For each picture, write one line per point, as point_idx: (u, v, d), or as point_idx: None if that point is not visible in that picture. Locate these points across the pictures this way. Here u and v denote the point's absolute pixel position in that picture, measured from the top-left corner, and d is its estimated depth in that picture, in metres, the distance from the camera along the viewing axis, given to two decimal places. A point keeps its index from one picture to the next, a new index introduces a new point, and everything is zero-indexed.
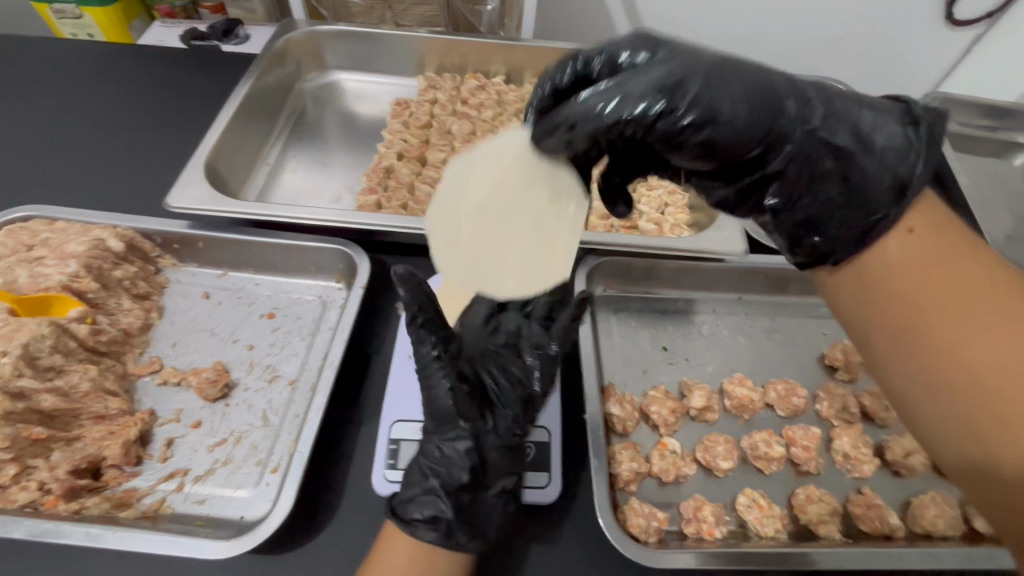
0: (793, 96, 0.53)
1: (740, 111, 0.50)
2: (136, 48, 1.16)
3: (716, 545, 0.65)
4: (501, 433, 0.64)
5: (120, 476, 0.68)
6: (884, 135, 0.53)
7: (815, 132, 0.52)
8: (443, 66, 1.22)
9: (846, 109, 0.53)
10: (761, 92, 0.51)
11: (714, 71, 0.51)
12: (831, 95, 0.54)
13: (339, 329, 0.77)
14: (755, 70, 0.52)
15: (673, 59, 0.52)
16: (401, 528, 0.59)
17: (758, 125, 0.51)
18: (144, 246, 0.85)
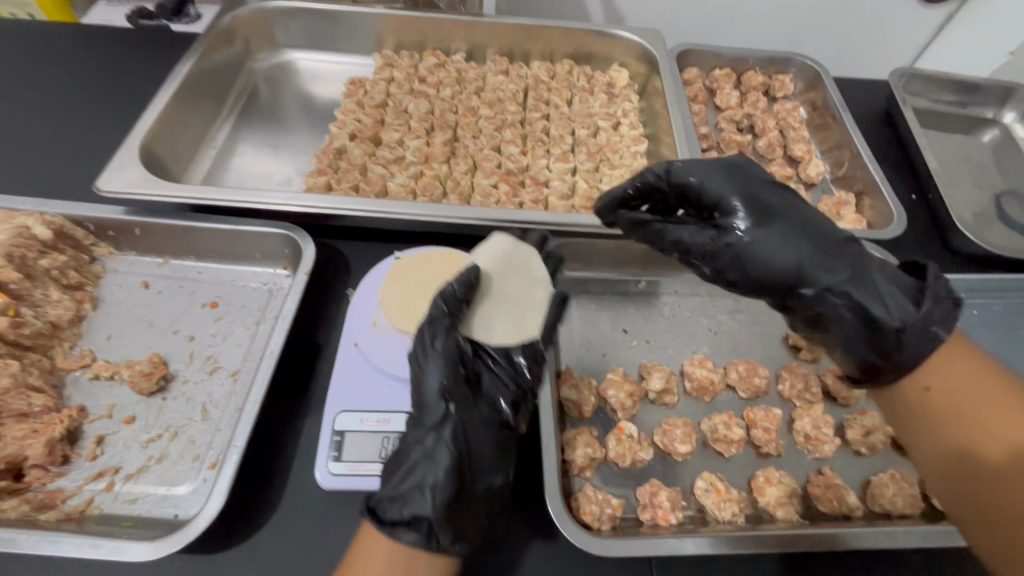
0: (822, 241, 0.63)
1: (768, 250, 0.63)
2: (74, 27, 1.09)
3: (672, 530, 0.63)
4: (488, 423, 0.61)
5: (44, 476, 0.64)
6: (891, 300, 0.60)
7: (825, 276, 0.62)
8: (401, 44, 1.16)
9: (864, 290, 0.61)
10: (804, 237, 0.62)
11: (773, 212, 0.64)
12: (859, 258, 0.62)
13: (281, 316, 0.73)
14: (806, 219, 0.64)
15: (742, 197, 0.65)
16: (379, 529, 0.54)
17: (781, 259, 0.62)
18: (75, 234, 0.80)
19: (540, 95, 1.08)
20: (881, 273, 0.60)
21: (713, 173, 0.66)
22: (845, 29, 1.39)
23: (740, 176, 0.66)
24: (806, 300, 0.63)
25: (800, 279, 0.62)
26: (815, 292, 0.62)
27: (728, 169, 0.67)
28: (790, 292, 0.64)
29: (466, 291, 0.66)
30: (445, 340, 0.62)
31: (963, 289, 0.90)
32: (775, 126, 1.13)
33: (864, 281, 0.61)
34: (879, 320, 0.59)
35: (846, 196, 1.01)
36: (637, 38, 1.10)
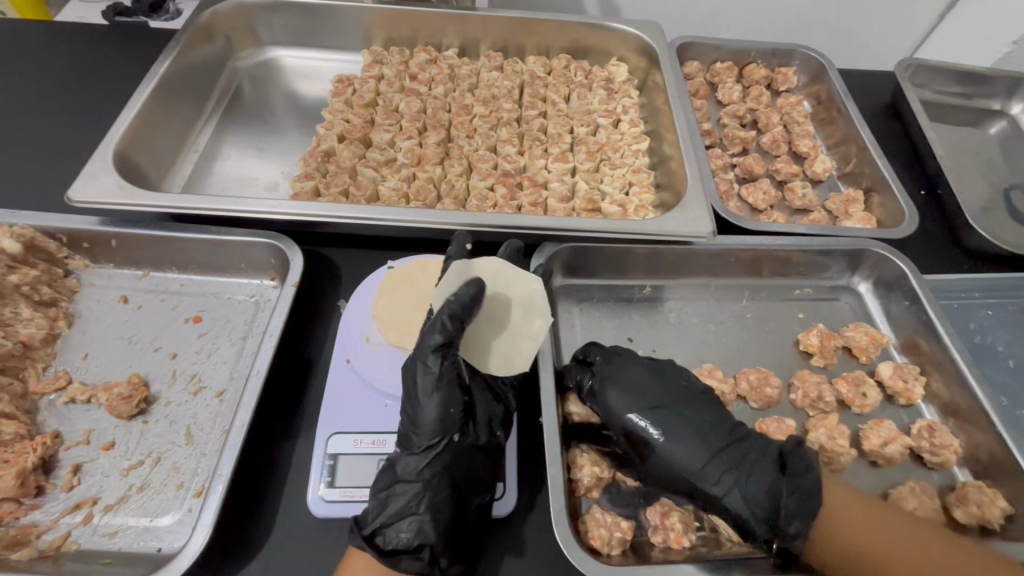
0: (717, 447, 0.62)
1: (672, 460, 0.62)
2: (47, 26, 1.04)
3: (685, 554, 0.60)
4: (484, 447, 0.60)
5: (16, 510, 0.60)
6: (763, 496, 0.58)
7: (722, 482, 0.60)
8: (391, 40, 1.11)
9: (745, 491, 0.59)
10: (695, 439, 0.62)
11: (668, 423, 0.63)
12: (744, 455, 0.61)
13: (268, 332, 0.69)
14: (699, 415, 0.64)
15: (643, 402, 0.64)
16: (380, 561, 0.54)
17: (681, 471, 0.61)
18: (47, 247, 0.76)
19: (536, 92, 1.04)
20: (767, 477, 0.59)
21: (610, 380, 0.66)
22: (848, 19, 1.36)
23: (637, 384, 0.66)
24: (723, 514, 0.60)
25: (701, 487, 0.60)
26: (725, 509, 0.60)
27: (630, 378, 0.66)
28: (701, 502, 0.61)
29: (468, 314, 0.59)
30: (440, 374, 0.58)
31: (976, 289, 0.87)
32: (779, 121, 1.10)
33: (746, 476, 0.60)
34: (762, 529, 0.58)
35: (855, 193, 0.97)
36: (636, 31, 1.06)
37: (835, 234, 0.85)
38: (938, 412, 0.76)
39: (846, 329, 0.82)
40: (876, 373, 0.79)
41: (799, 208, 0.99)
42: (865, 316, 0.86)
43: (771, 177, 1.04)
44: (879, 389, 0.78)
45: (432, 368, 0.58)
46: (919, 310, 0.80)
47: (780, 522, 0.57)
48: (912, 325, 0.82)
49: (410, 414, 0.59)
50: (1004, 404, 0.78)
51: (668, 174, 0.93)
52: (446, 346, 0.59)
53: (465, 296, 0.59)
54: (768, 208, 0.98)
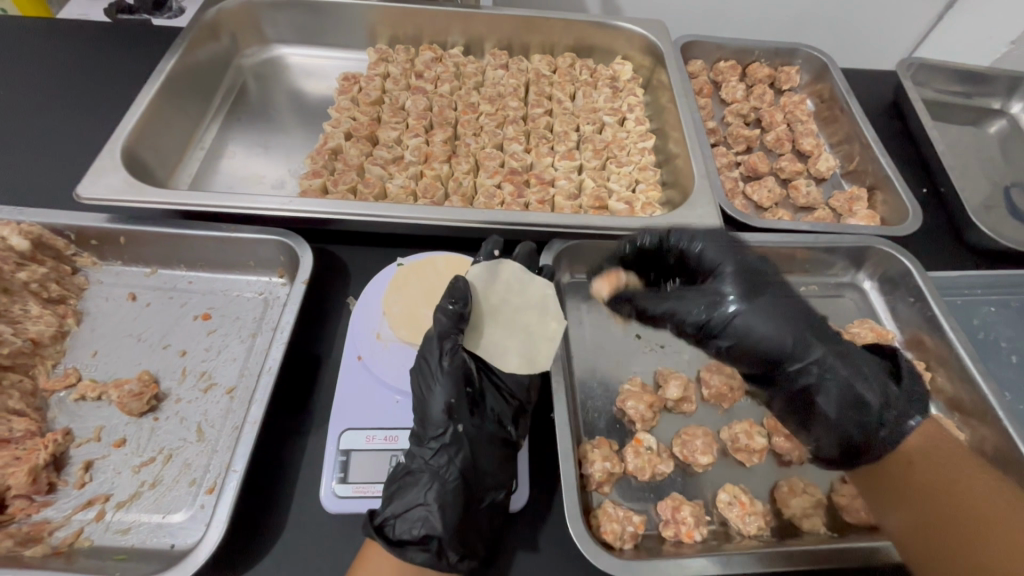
0: (812, 329, 0.67)
1: (765, 336, 0.66)
2: (51, 24, 1.04)
3: (696, 547, 0.61)
4: (493, 439, 0.59)
5: (29, 507, 0.60)
6: (869, 381, 0.66)
7: (819, 355, 0.66)
8: (396, 38, 1.11)
9: (835, 382, 0.66)
10: (792, 318, 0.67)
11: (764, 287, 0.68)
12: (832, 340, 0.68)
13: (279, 329, 0.69)
14: (789, 295, 0.69)
15: (740, 275, 0.68)
16: (387, 550, 0.53)
17: (774, 334, 0.66)
18: (55, 244, 0.76)
19: (542, 90, 1.04)
20: (848, 357, 0.67)
21: (707, 239, 0.70)
22: (850, 19, 1.36)
23: (730, 248, 0.70)
24: (816, 384, 0.66)
25: (792, 348, 0.66)
26: (817, 376, 0.66)
27: (726, 240, 0.71)
28: (785, 369, 0.67)
29: (467, 308, 0.63)
30: (448, 368, 0.60)
31: (979, 285, 0.88)
32: (782, 119, 1.10)
33: (836, 360, 0.66)
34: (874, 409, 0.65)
35: (858, 191, 0.98)
36: (640, 30, 1.06)
37: (840, 231, 0.86)
38: (944, 407, 0.77)
39: (851, 326, 0.83)
40: None
41: (804, 206, 1.00)
42: (870, 313, 0.87)
43: (776, 175, 1.04)
44: None
45: (437, 359, 0.60)
46: (924, 306, 0.81)
47: (885, 404, 0.65)
48: (917, 322, 0.82)
49: (419, 406, 0.60)
50: (1008, 399, 0.79)
51: (674, 172, 0.94)
52: (450, 342, 0.61)
53: (455, 296, 0.63)
54: (773, 206, 0.98)
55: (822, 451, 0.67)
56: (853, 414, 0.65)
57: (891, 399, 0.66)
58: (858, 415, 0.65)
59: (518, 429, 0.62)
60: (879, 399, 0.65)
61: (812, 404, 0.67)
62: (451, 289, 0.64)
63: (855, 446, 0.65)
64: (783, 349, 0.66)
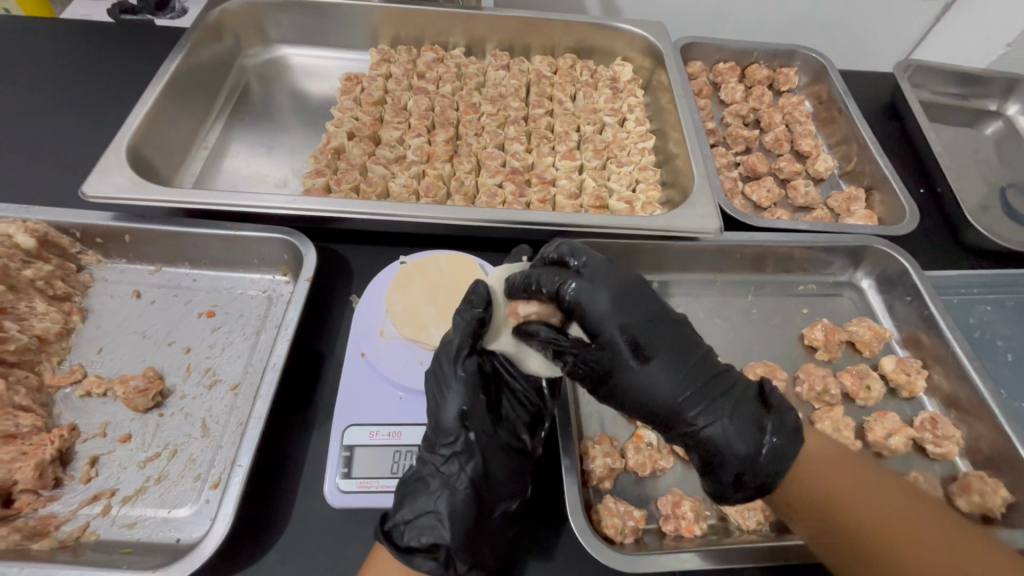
0: (696, 379, 0.57)
1: (650, 388, 0.57)
2: (55, 25, 1.05)
3: (696, 542, 0.62)
4: (506, 448, 0.60)
5: (35, 501, 0.60)
6: (743, 440, 0.55)
7: (705, 413, 0.56)
8: (398, 39, 1.12)
9: (725, 436, 0.56)
10: (680, 367, 0.57)
11: (658, 344, 0.58)
12: (725, 390, 0.57)
13: (283, 326, 0.70)
14: (683, 339, 0.59)
15: (619, 321, 0.58)
16: (394, 557, 0.53)
17: (657, 398, 0.57)
18: (60, 242, 0.76)
19: (543, 91, 1.05)
20: (748, 411, 0.57)
21: (594, 283, 0.59)
22: (848, 21, 1.37)
23: (629, 297, 0.59)
24: (699, 444, 0.58)
25: (672, 412, 0.57)
26: (699, 438, 0.57)
27: (621, 288, 0.59)
28: (667, 425, 0.59)
29: (488, 313, 0.63)
30: (465, 377, 0.60)
31: (975, 285, 0.89)
32: (781, 120, 1.11)
33: (728, 414, 0.56)
34: (734, 471, 0.56)
35: (856, 191, 0.99)
36: (640, 31, 1.07)
37: (838, 230, 0.87)
38: (940, 404, 0.78)
39: (849, 324, 0.84)
40: (880, 367, 0.81)
41: (802, 206, 1.01)
42: (867, 311, 0.88)
43: (774, 176, 1.05)
44: (882, 382, 0.79)
45: (452, 366, 0.61)
46: (921, 305, 0.82)
47: (751, 466, 0.55)
48: (914, 321, 0.83)
49: (433, 412, 0.60)
50: (1004, 397, 0.80)
51: (674, 172, 0.95)
52: (469, 351, 0.61)
53: (481, 299, 0.62)
54: (771, 206, 0.99)
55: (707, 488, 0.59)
56: (722, 471, 0.57)
57: (759, 460, 0.55)
58: (722, 475, 0.56)
59: (531, 438, 0.62)
60: (748, 457, 0.55)
61: (694, 458, 0.59)
62: (475, 292, 0.63)
63: (729, 492, 0.57)
64: (666, 409, 0.57)
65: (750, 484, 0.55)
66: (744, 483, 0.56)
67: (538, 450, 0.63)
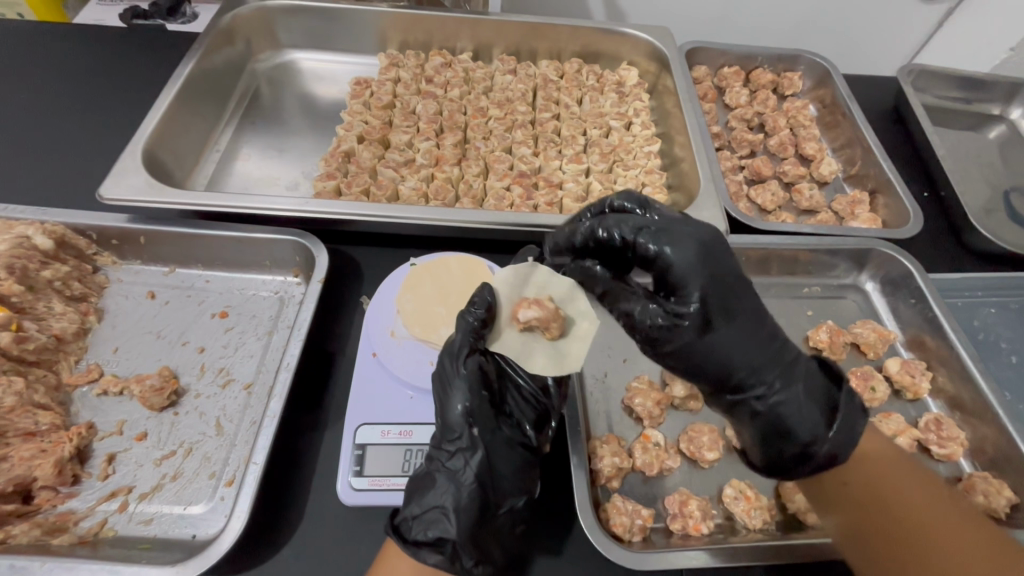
0: (769, 352, 0.57)
1: (722, 354, 0.56)
2: (69, 30, 1.06)
3: (703, 540, 0.62)
4: (512, 444, 0.59)
5: (54, 498, 0.62)
6: (813, 415, 0.56)
7: (771, 383, 0.57)
8: (406, 43, 1.13)
9: (789, 406, 0.56)
10: (756, 341, 0.56)
11: (737, 311, 0.56)
12: (791, 364, 0.58)
13: (296, 327, 0.71)
14: (756, 316, 0.57)
15: (707, 289, 0.54)
16: (402, 549, 0.54)
17: (725, 363, 0.56)
18: (77, 243, 0.78)
19: (550, 95, 1.07)
20: (810, 389, 0.57)
21: (681, 245, 0.55)
22: (852, 26, 1.38)
23: (716, 258, 0.55)
24: (761, 413, 0.57)
25: (740, 376, 0.57)
26: (767, 405, 0.57)
27: (702, 245, 0.55)
28: (728, 388, 0.58)
29: (489, 314, 0.63)
30: (468, 373, 0.60)
31: (979, 288, 0.89)
32: (785, 124, 1.12)
33: (792, 387, 0.57)
34: (801, 441, 0.56)
35: (860, 195, 1.00)
36: (646, 36, 1.09)
37: (842, 233, 0.88)
38: (945, 406, 0.79)
39: (854, 326, 0.85)
40: (884, 368, 0.82)
41: (807, 209, 1.01)
42: (872, 314, 0.89)
43: (779, 179, 1.06)
44: (886, 384, 0.80)
45: (454, 362, 0.60)
46: (925, 307, 0.82)
47: (818, 438, 0.55)
48: (918, 323, 0.84)
49: (438, 409, 0.60)
50: (1008, 399, 0.81)
51: (679, 175, 0.96)
52: (471, 348, 0.61)
53: (483, 300, 0.64)
54: (776, 209, 1.00)
55: (751, 456, 0.62)
56: (780, 439, 0.57)
57: (824, 436, 0.55)
58: (784, 442, 0.57)
59: (537, 434, 0.62)
60: (812, 433, 0.56)
61: (753, 427, 0.59)
62: (477, 293, 0.65)
63: (783, 461, 0.58)
64: (732, 373, 0.56)
65: (819, 455, 0.55)
66: (812, 457, 0.56)
67: (545, 446, 0.62)
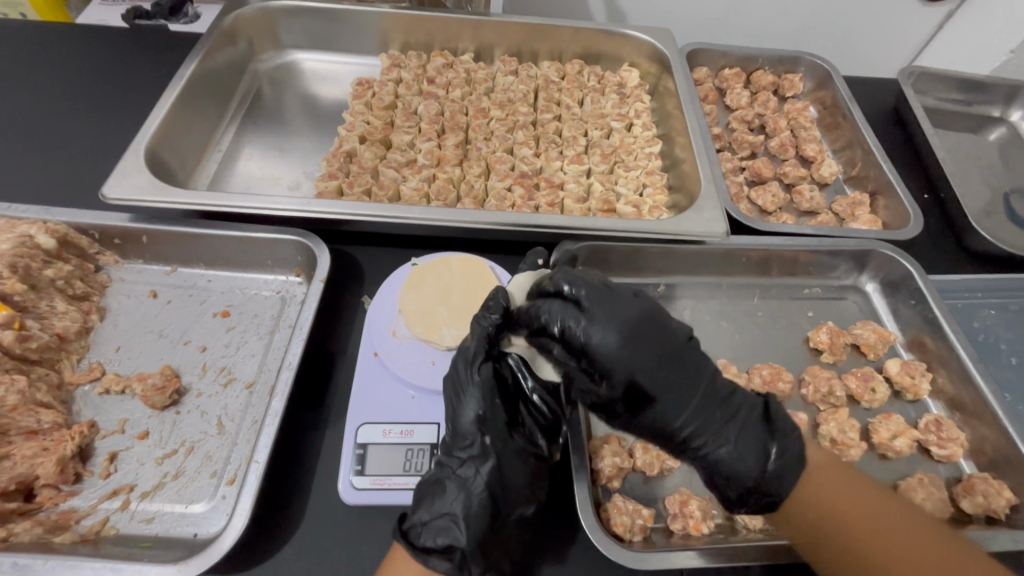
0: (703, 408, 0.58)
1: (658, 415, 0.58)
2: (72, 30, 1.07)
3: (703, 540, 0.63)
4: (522, 453, 0.59)
5: (56, 496, 0.62)
6: (752, 461, 0.57)
7: (707, 439, 0.58)
8: (408, 44, 1.13)
9: (728, 461, 0.58)
10: (688, 401, 0.58)
11: (660, 378, 0.57)
12: (727, 418, 0.58)
13: (298, 326, 0.71)
14: (685, 373, 0.58)
15: (628, 363, 0.56)
16: (411, 555, 0.54)
17: (664, 425, 0.58)
18: (80, 242, 0.78)
19: (551, 96, 1.07)
20: (750, 439, 0.58)
21: (604, 327, 0.57)
22: (853, 28, 1.38)
23: (640, 333, 0.57)
24: (703, 466, 0.59)
25: (684, 437, 0.58)
26: (708, 461, 0.58)
27: (626, 328, 0.57)
28: (673, 445, 0.60)
29: (505, 319, 0.63)
30: (482, 381, 0.60)
31: (979, 289, 0.90)
32: (786, 126, 1.13)
33: (733, 441, 0.58)
34: (748, 487, 0.57)
35: (861, 196, 1.00)
36: (647, 38, 1.09)
37: (843, 234, 0.88)
38: (945, 407, 0.79)
39: (854, 327, 0.85)
40: (884, 369, 0.82)
41: (807, 210, 1.02)
42: (872, 314, 0.89)
43: (780, 180, 1.07)
44: (887, 384, 0.80)
45: (469, 370, 0.61)
46: (925, 308, 0.83)
47: (763, 482, 0.57)
48: (918, 324, 0.84)
49: (450, 416, 0.60)
50: (1008, 400, 0.81)
51: (680, 176, 0.96)
52: (485, 357, 0.61)
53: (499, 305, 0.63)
54: (777, 210, 1.01)
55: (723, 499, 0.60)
56: (729, 486, 0.58)
57: (769, 477, 0.57)
58: (731, 491, 0.58)
59: (549, 443, 0.62)
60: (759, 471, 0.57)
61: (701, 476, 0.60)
62: (494, 296, 0.63)
63: (741, 503, 0.58)
64: (673, 432, 0.58)
65: (759, 500, 0.57)
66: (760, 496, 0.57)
67: (556, 455, 0.62)
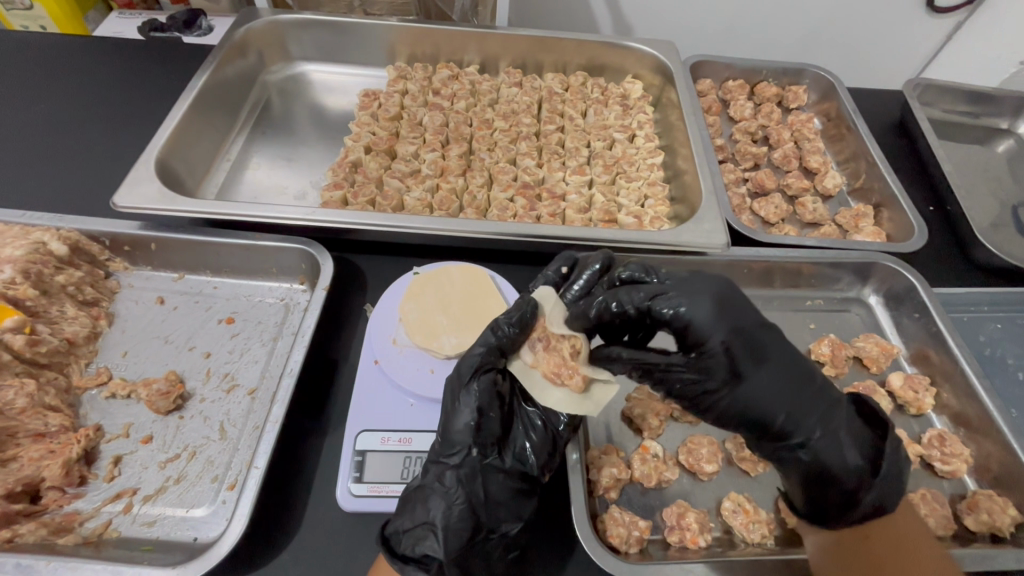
0: (800, 402, 0.55)
1: (750, 402, 0.55)
2: (91, 43, 1.10)
3: (701, 554, 0.62)
4: (511, 470, 0.59)
5: (61, 498, 0.63)
6: (852, 454, 0.56)
7: (807, 428, 0.55)
8: (414, 56, 1.15)
9: (829, 448, 0.55)
10: (786, 387, 0.55)
11: (762, 358, 0.55)
12: (825, 407, 0.56)
13: (300, 334, 0.72)
14: (786, 360, 0.55)
15: (731, 339, 0.53)
16: (389, 561, 0.54)
17: (761, 411, 0.55)
18: (91, 249, 0.80)
19: (554, 107, 1.08)
20: (837, 418, 0.56)
21: (698, 298, 0.54)
22: (858, 41, 1.39)
23: (732, 305, 0.55)
24: (801, 458, 0.56)
25: (775, 432, 0.56)
26: (812, 448, 0.56)
27: (720, 298, 0.55)
28: (771, 438, 0.57)
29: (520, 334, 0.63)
30: (478, 394, 0.59)
31: (986, 302, 0.89)
32: (789, 137, 1.13)
33: (826, 433, 0.56)
34: (847, 486, 0.55)
35: (864, 208, 1.00)
36: (650, 50, 1.10)
37: (846, 247, 0.87)
38: (949, 422, 0.78)
39: (857, 340, 0.84)
40: (887, 383, 0.81)
41: (810, 222, 1.01)
42: (875, 327, 0.88)
43: (783, 192, 1.07)
44: (889, 399, 0.80)
45: (468, 376, 0.61)
46: (929, 322, 0.82)
47: (861, 477, 0.55)
48: (922, 337, 0.83)
49: (443, 423, 0.60)
50: (1014, 415, 0.80)
51: (682, 187, 0.97)
52: (484, 370, 0.61)
53: (514, 316, 0.63)
54: (780, 222, 1.01)
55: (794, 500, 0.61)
56: (815, 472, 0.56)
57: (870, 478, 0.55)
58: (830, 484, 0.56)
59: (540, 461, 0.61)
60: (858, 473, 0.55)
61: (798, 470, 0.57)
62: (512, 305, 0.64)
63: (834, 505, 0.57)
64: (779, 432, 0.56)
65: (865, 504, 0.55)
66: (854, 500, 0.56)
67: (545, 476, 0.62)
